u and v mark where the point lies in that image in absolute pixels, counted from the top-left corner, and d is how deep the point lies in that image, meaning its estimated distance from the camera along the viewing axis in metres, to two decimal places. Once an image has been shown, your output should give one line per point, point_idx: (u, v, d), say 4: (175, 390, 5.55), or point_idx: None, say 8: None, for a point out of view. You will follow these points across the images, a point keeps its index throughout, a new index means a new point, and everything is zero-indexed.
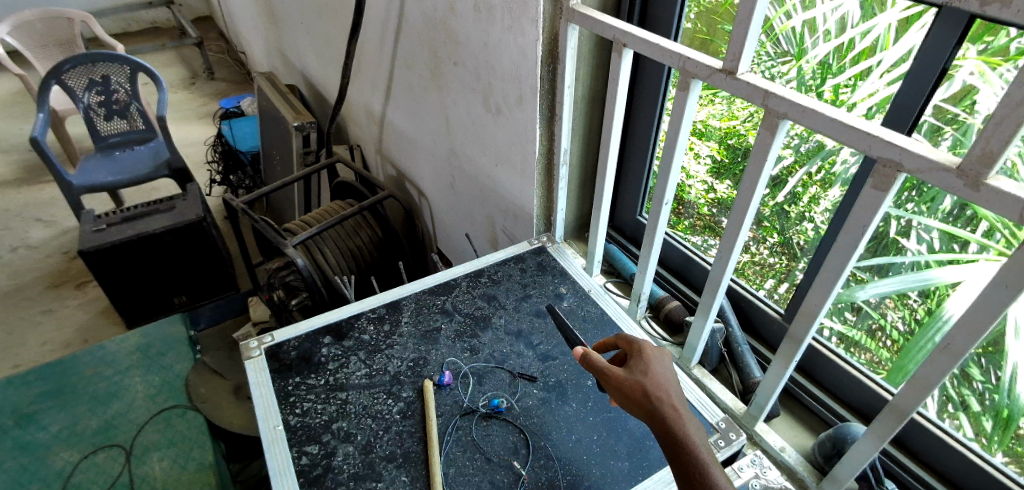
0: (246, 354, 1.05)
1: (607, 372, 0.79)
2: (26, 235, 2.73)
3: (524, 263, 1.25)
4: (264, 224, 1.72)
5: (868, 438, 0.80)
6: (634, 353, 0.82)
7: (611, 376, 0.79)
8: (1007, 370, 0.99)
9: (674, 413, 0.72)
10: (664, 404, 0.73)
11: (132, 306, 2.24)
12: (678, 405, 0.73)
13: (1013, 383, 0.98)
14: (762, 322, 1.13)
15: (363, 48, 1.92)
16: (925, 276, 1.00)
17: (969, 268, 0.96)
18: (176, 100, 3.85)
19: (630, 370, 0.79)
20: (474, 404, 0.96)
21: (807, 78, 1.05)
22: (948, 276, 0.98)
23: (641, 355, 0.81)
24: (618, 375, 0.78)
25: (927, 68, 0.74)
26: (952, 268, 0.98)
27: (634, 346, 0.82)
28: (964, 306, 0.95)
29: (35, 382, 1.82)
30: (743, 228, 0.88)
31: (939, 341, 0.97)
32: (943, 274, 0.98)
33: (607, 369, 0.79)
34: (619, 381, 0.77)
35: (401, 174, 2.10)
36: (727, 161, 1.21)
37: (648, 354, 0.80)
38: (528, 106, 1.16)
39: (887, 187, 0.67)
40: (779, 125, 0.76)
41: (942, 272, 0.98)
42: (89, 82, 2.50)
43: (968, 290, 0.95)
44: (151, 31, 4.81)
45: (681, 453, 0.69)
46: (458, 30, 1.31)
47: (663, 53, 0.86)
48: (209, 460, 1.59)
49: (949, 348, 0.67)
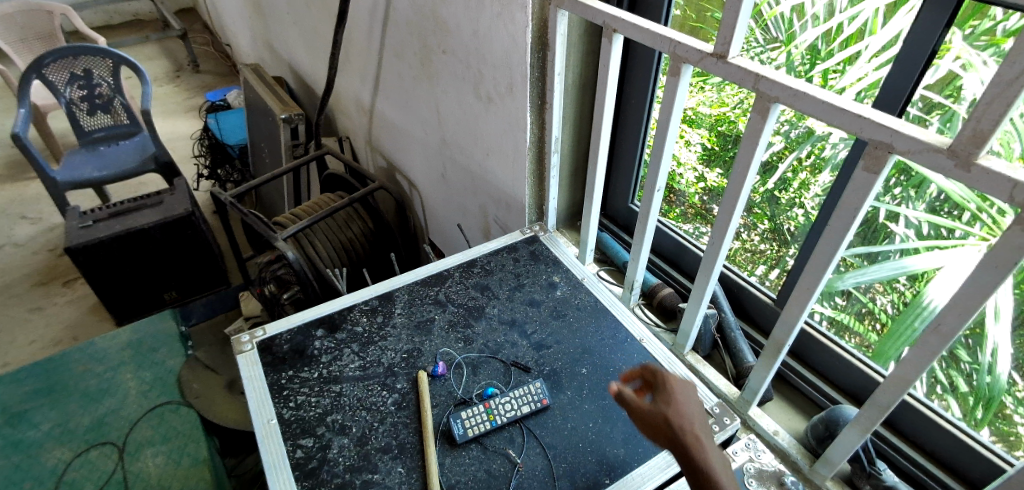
0: (238, 348, 1.04)
1: (633, 405, 0.80)
2: (11, 232, 2.69)
3: (516, 253, 1.24)
4: (253, 218, 1.70)
5: (860, 422, 0.81)
6: (661, 383, 0.82)
7: (637, 407, 0.80)
8: (988, 352, 1.01)
9: (696, 441, 0.72)
10: (684, 434, 0.74)
11: (122, 303, 2.22)
12: (699, 434, 0.73)
13: (994, 363, 1.00)
14: (754, 307, 1.14)
15: (350, 38, 1.90)
16: (900, 264, 1.01)
17: (951, 254, 0.97)
18: (161, 94, 3.79)
19: (656, 402, 0.80)
20: (467, 437, 0.88)
21: (795, 64, 1.04)
22: (926, 263, 0.98)
23: (667, 385, 0.81)
24: (643, 408, 0.79)
25: (917, 50, 0.74)
26: (933, 255, 0.98)
27: (660, 378, 0.83)
28: (946, 294, 0.95)
29: (24, 381, 1.79)
30: (735, 215, 0.88)
31: (920, 328, 0.96)
32: (921, 262, 0.99)
33: (632, 401, 0.80)
34: (644, 413, 0.78)
35: (390, 165, 2.08)
36: (719, 148, 1.20)
37: (674, 383, 0.81)
38: (519, 94, 1.15)
39: (879, 169, 0.67)
40: (770, 109, 0.76)
41: (920, 259, 0.99)
42: (71, 76, 2.44)
43: (950, 276, 0.95)
44: (133, 23, 4.74)
45: (700, 479, 0.69)
46: (446, 18, 1.29)
47: (655, 39, 0.85)
48: (203, 455, 1.58)
49: (940, 329, 0.68)
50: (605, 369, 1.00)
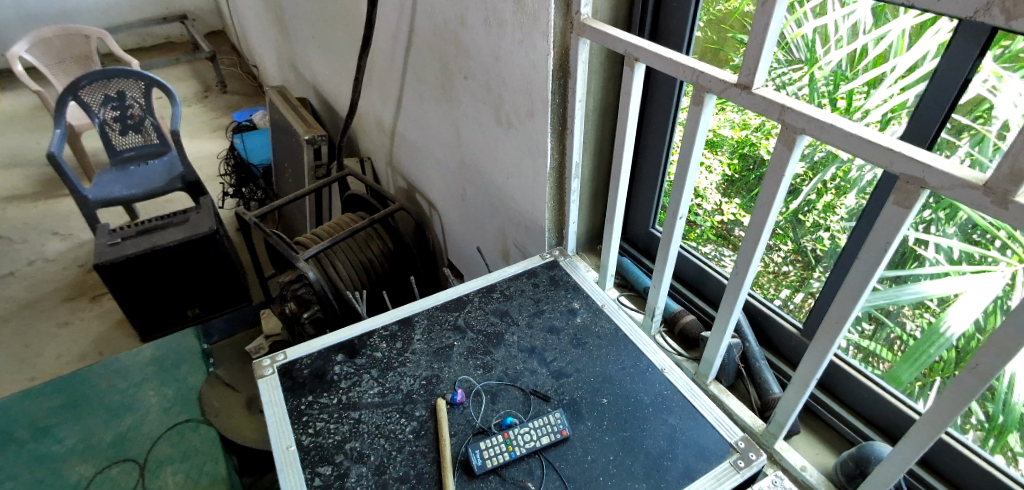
0: (259, 373, 1.05)
1: None
2: (42, 247, 2.77)
3: (536, 278, 1.24)
4: (276, 238, 1.73)
5: (895, 460, 0.78)
6: None
7: None
8: (1005, 378, 0.97)
9: None
10: None
11: (146, 319, 2.26)
12: None
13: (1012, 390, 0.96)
14: (779, 336, 1.11)
15: (373, 62, 1.93)
16: (917, 290, 0.99)
17: (970, 280, 0.94)
18: (189, 114, 3.90)
19: None
20: (485, 469, 0.87)
21: (819, 85, 1.02)
22: (945, 289, 0.96)
23: None
24: None
25: (948, 79, 0.72)
26: (954, 280, 0.95)
27: None
28: (966, 322, 0.94)
29: (49, 396, 1.83)
30: (761, 243, 0.86)
31: (935, 354, 0.97)
32: (942, 287, 0.96)
33: None
34: None
35: (410, 186, 2.10)
36: (741, 173, 1.18)
37: None
38: (540, 120, 1.15)
39: (909, 203, 0.65)
40: (796, 140, 0.75)
41: (940, 284, 0.96)
42: (105, 98, 2.53)
43: (971, 302, 0.94)
44: (165, 45, 4.90)
45: None
46: (468, 45, 1.31)
47: (676, 67, 0.85)
48: (221, 475, 1.59)
49: (979, 368, 0.65)
50: (626, 400, 0.98)
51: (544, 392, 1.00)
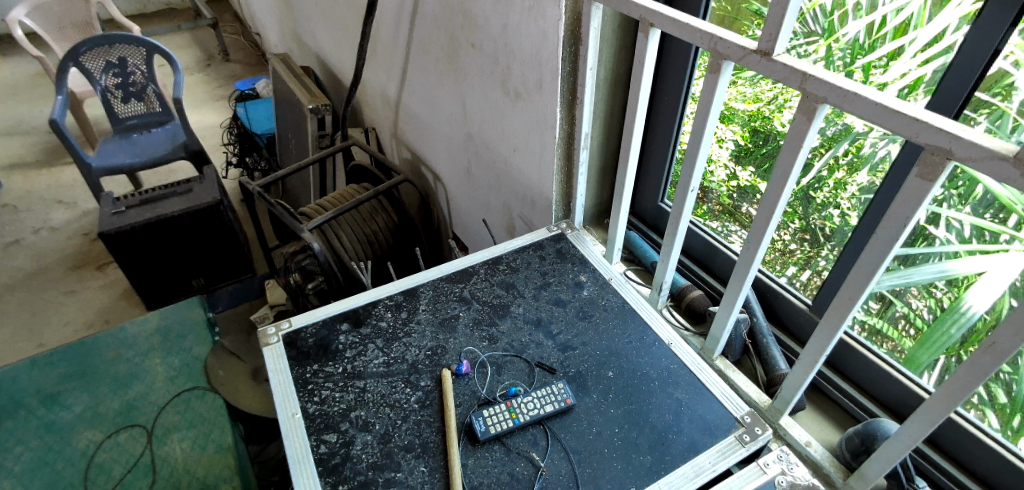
0: (264, 341, 1.05)
1: None
2: (48, 217, 2.76)
3: (543, 251, 1.22)
4: (280, 208, 1.72)
5: (903, 437, 0.77)
6: None
7: None
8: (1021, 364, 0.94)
9: None
10: None
11: (151, 288, 2.26)
12: None
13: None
14: (787, 313, 1.11)
15: (378, 31, 1.89)
16: (940, 268, 0.95)
17: (994, 259, 0.90)
18: (191, 83, 3.85)
19: None
20: (488, 435, 0.88)
21: (836, 58, 0.99)
22: (968, 268, 0.92)
23: None
24: None
25: (977, 50, 0.70)
26: (975, 260, 0.91)
27: None
28: (987, 301, 0.90)
29: (57, 364, 1.84)
30: (774, 218, 0.84)
31: (957, 334, 0.94)
32: (961, 266, 0.92)
33: None
34: None
35: (415, 157, 2.08)
36: (751, 146, 1.15)
37: None
38: (549, 90, 1.13)
39: (934, 176, 0.63)
40: (816, 110, 0.73)
41: (960, 263, 0.92)
42: (106, 64, 2.48)
43: (992, 283, 0.89)
44: (166, 12, 4.82)
45: None
46: (476, 12, 1.28)
47: (694, 33, 0.82)
48: (228, 442, 1.61)
49: (994, 347, 0.64)
50: (632, 374, 0.97)
51: (547, 364, 0.99)
